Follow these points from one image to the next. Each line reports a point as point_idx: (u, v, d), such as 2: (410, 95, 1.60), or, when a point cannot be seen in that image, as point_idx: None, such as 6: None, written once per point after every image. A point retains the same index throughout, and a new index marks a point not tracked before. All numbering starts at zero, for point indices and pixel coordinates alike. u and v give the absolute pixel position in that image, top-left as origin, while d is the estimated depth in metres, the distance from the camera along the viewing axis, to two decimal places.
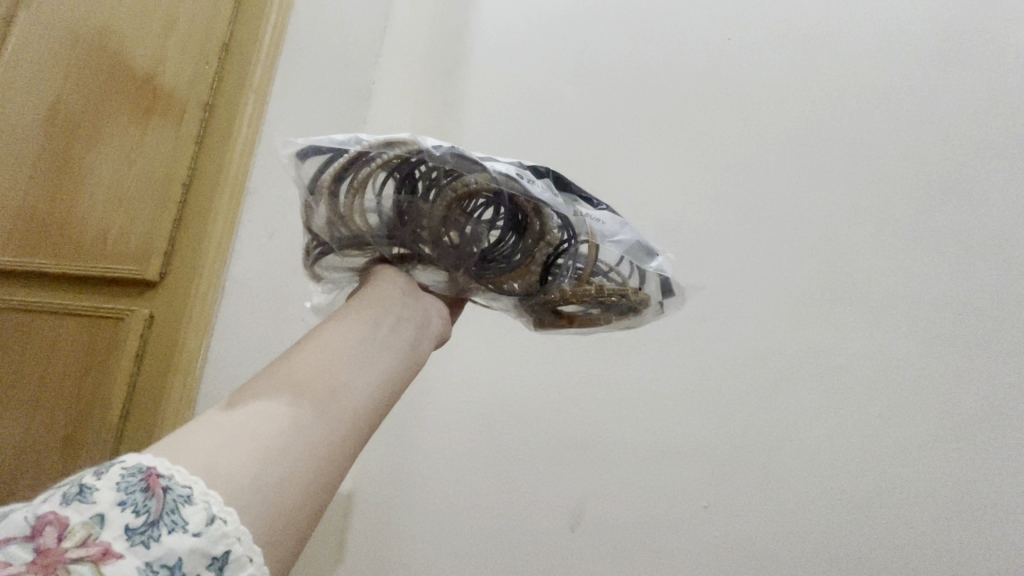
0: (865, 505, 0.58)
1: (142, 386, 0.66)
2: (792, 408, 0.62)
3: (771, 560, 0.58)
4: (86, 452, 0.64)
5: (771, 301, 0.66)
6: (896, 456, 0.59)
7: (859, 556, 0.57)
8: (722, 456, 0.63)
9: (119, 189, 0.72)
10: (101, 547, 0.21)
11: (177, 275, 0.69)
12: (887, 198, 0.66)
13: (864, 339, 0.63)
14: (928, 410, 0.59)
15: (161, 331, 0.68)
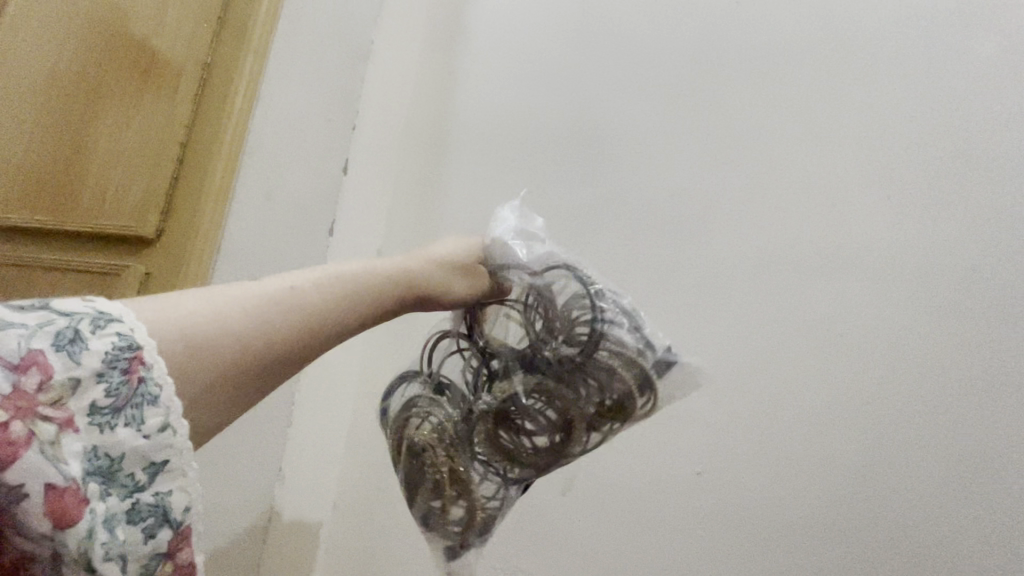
0: (863, 470, 0.53)
1: None
2: (813, 369, 0.57)
3: (767, 528, 0.56)
4: None
5: (791, 254, 0.61)
6: (898, 420, 0.53)
7: (851, 531, 0.52)
8: (717, 422, 0.60)
9: (117, 147, 0.72)
10: (67, 416, 0.26)
11: (173, 233, 0.69)
12: (937, 130, 0.58)
13: (875, 290, 0.57)
14: (941, 367, 0.52)
15: (156, 287, 0.68)
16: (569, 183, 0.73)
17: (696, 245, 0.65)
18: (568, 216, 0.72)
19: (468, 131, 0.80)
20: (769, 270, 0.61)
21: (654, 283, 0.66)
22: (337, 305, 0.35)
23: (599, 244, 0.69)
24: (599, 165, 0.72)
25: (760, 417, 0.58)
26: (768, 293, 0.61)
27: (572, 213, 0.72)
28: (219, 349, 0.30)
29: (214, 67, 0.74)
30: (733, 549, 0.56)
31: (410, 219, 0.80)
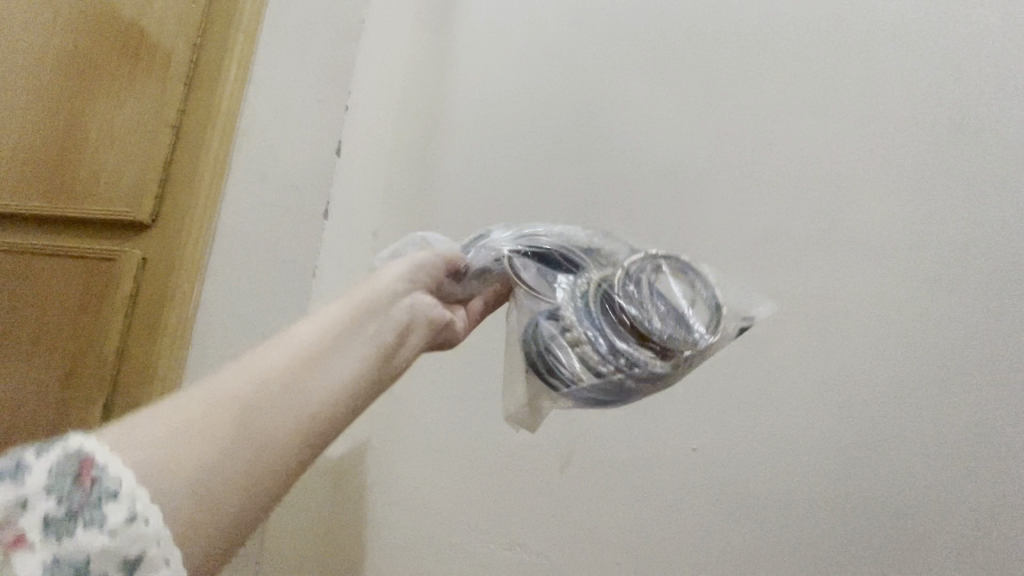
0: (896, 447, 0.47)
1: (137, 329, 0.67)
2: (838, 347, 0.51)
3: (786, 515, 0.50)
4: (83, 389, 0.67)
5: (813, 224, 0.55)
6: (929, 387, 0.47)
7: (885, 513, 0.47)
8: (726, 397, 0.54)
9: (110, 131, 0.72)
10: (13, 535, 0.22)
11: (169, 219, 0.69)
12: (969, 98, 0.53)
13: (894, 249, 0.52)
14: (976, 331, 0.47)
15: (153, 274, 0.69)
16: (569, 163, 0.70)
17: (698, 219, 0.61)
18: (569, 196, 0.69)
19: (464, 112, 0.79)
20: (780, 235, 0.57)
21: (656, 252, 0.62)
22: (303, 357, 0.33)
23: (600, 221, 0.66)
24: (597, 138, 0.70)
25: (769, 389, 0.53)
26: (782, 260, 0.56)
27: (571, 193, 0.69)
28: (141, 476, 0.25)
29: (203, 51, 0.73)
30: (748, 538, 0.50)
31: (408, 204, 0.78)
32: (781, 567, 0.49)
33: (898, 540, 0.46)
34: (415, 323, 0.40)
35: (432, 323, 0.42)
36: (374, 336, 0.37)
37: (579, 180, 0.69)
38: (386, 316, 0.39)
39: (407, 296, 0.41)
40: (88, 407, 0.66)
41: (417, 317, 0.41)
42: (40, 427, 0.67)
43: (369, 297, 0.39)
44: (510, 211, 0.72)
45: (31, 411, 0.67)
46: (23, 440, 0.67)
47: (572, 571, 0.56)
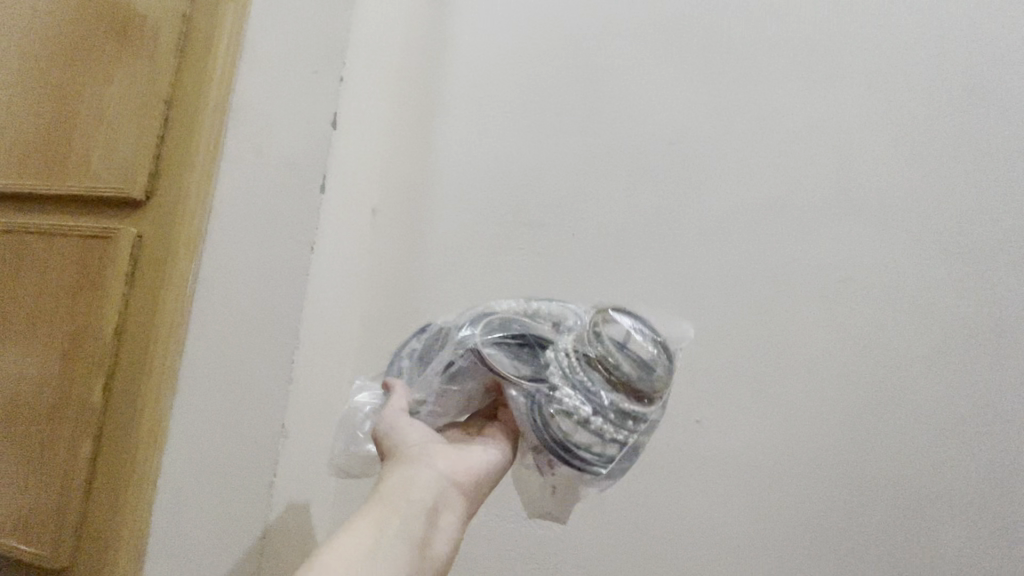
0: (822, 420, 0.63)
1: (133, 309, 0.66)
2: (777, 325, 0.65)
3: (743, 473, 0.64)
4: (83, 369, 0.66)
5: (768, 219, 0.67)
6: (846, 375, 0.63)
7: (810, 469, 0.62)
8: (704, 378, 0.67)
9: (102, 106, 0.70)
10: None
11: (164, 196, 0.68)
12: (907, 130, 0.65)
13: (834, 261, 0.65)
14: (882, 333, 0.62)
15: (150, 254, 0.68)
16: (566, 141, 0.75)
17: (688, 219, 0.70)
18: (564, 171, 0.75)
19: (462, 96, 0.82)
20: (752, 240, 0.67)
21: (652, 247, 0.70)
22: (388, 527, 0.47)
23: (601, 212, 0.73)
24: (596, 127, 0.75)
25: (737, 372, 0.66)
26: (755, 263, 0.67)
27: (566, 168, 0.75)
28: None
29: (192, 20, 0.70)
30: (715, 492, 0.65)
31: (404, 174, 0.83)
32: (737, 511, 0.64)
33: (817, 489, 0.62)
34: (447, 499, 0.51)
35: (460, 492, 0.53)
36: (406, 525, 0.47)
37: (580, 157, 0.75)
38: (415, 506, 0.49)
39: (427, 475, 0.51)
40: (88, 388, 0.65)
41: (446, 496, 0.51)
42: (44, 406, 0.67)
43: (398, 490, 0.50)
44: (507, 188, 0.77)
45: (37, 391, 0.67)
46: (29, 419, 0.67)
47: (578, 517, 0.69)
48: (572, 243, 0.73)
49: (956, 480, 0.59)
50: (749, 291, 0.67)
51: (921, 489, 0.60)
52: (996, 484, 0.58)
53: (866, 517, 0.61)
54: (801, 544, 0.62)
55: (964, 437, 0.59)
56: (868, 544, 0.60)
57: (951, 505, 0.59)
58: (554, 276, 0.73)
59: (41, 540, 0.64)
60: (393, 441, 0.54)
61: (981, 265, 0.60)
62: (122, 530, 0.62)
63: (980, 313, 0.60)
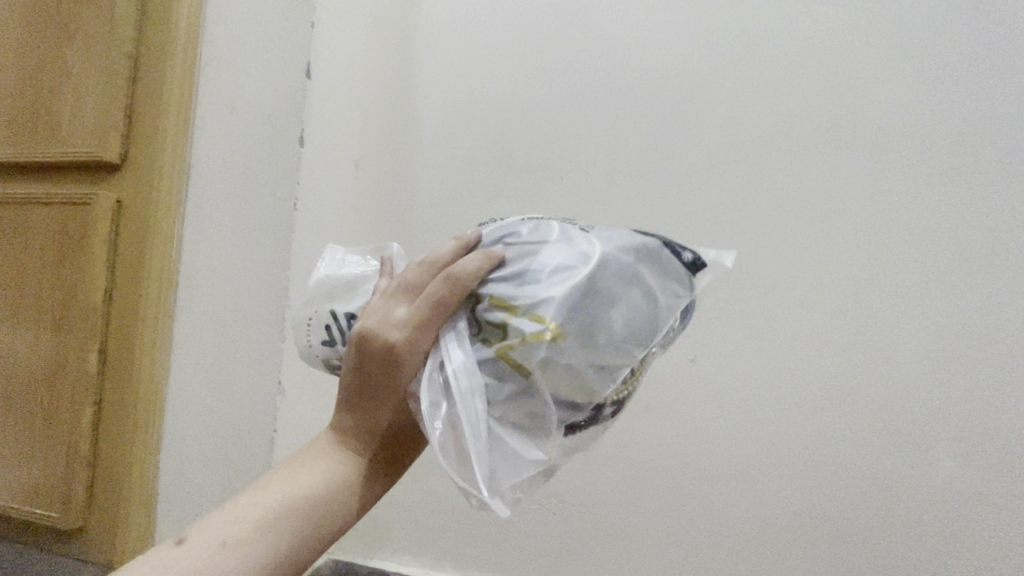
0: (814, 355, 0.62)
1: (122, 277, 0.67)
2: (769, 262, 0.64)
3: (737, 409, 0.64)
4: (73, 337, 0.67)
5: (758, 153, 0.65)
6: (840, 310, 0.62)
7: (804, 404, 0.62)
8: (697, 319, 0.66)
9: (62, 63, 0.67)
10: None
11: (141, 161, 0.68)
12: (901, 56, 0.62)
13: (827, 195, 0.63)
14: (876, 265, 0.61)
15: (131, 219, 0.68)
16: (550, 78, 0.73)
17: (676, 157, 0.68)
18: (550, 111, 0.72)
19: (438, 29, 0.78)
20: (741, 177, 0.66)
21: (641, 188, 0.69)
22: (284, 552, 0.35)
23: (589, 153, 0.71)
24: (581, 63, 0.72)
25: (728, 310, 0.65)
26: (745, 200, 0.65)
27: (551, 108, 0.72)
28: (305, 546, 0.36)
29: None
30: (709, 428, 0.64)
31: (384, 123, 0.78)
32: (732, 446, 0.63)
33: (812, 425, 0.61)
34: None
35: None
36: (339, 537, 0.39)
37: (567, 98, 0.72)
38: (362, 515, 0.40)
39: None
40: (79, 354, 0.66)
41: None
42: (37, 374, 0.68)
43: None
44: (489, 128, 0.74)
45: (30, 358, 0.68)
46: (25, 385, 0.68)
47: (574, 459, 0.69)
48: (559, 185, 0.71)
49: (951, 409, 0.58)
50: (740, 230, 0.65)
51: (923, 418, 0.58)
52: (999, 417, 0.56)
53: (862, 452, 0.60)
54: (797, 477, 0.61)
55: (965, 372, 0.57)
56: (867, 470, 0.59)
57: (948, 432, 0.58)
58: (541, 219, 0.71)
59: (51, 503, 0.66)
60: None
61: (980, 195, 0.58)
62: (133, 490, 0.65)
63: (978, 241, 0.58)
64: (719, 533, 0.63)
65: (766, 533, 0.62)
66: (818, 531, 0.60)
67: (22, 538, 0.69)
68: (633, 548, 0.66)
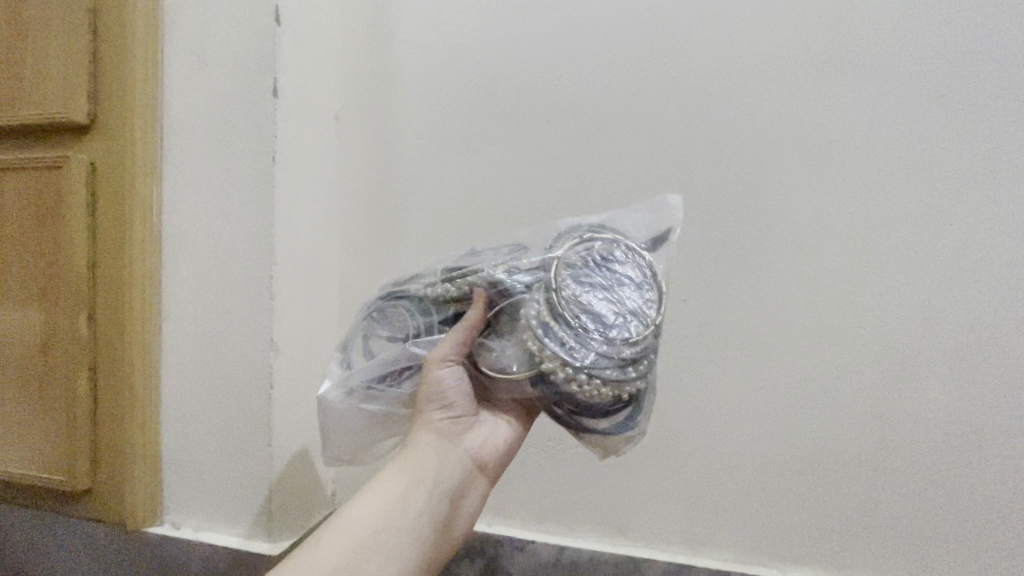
0: (804, 289, 0.64)
1: (101, 241, 0.67)
2: (760, 203, 0.64)
3: (731, 342, 0.66)
4: (61, 303, 0.67)
5: (747, 92, 0.64)
6: (831, 244, 0.63)
7: (794, 335, 0.64)
8: (691, 258, 0.67)
9: (21, 29, 0.66)
10: None
11: (111, 121, 0.66)
12: None
13: (818, 130, 0.63)
14: (866, 196, 0.62)
15: (106, 181, 0.67)
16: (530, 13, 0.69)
17: (664, 94, 0.66)
18: (533, 52, 0.69)
19: None
20: (731, 113, 0.64)
21: (629, 128, 0.67)
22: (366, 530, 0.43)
23: (574, 93, 0.68)
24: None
25: (719, 250, 0.66)
26: (734, 138, 0.65)
27: (533, 45, 0.69)
28: (373, 515, 0.44)
29: None
30: (703, 363, 0.67)
31: (359, 64, 0.75)
32: (725, 377, 0.67)
33: (800, 353, 0.64)
34: (467, 483, 0.48)
35: (483, 473, 0.50)
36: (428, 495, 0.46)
37: (549, 33, 0.69)
38: (432, 479, 0.46)
39: (457, 457, 0.48)
40: (69, 319, 0.67)
41: (456, 476, 0.48)
42: (29, 342, 0.68)
43: (415, 466, 0.46)
44: (470, 68, 0.71)
45: (20, 327, 0.68)
46: (18, 354, 0.69)
47: None
48: (545, 129, 0.69)
49: (934, 328, 0.61)
50: (731, 169, 0.65)
51: (908, 340, 0.62)
52: (981, 335, 0.60)
53: (851, 388, 0.63)
54: (786, 402, 0.65)
55: (950, 292, 0.61)
56: (854, 393, 0.63)
57: (933, 349, 0.61)
58: (534, 163, 0.70)
59: (58, 466, 0.68)
60: (424, 391, 0.48)
61: (971, 139, 0.60)
62: (135, 452, 0.66)
63: (969, 165, 0.60)
64: (717, 467, 0.67)
65: (758, 454, 0.66)
66: (810, 461, 0.65)
67: (31, 504, 0.71)
68: (632, 477, 0.69)
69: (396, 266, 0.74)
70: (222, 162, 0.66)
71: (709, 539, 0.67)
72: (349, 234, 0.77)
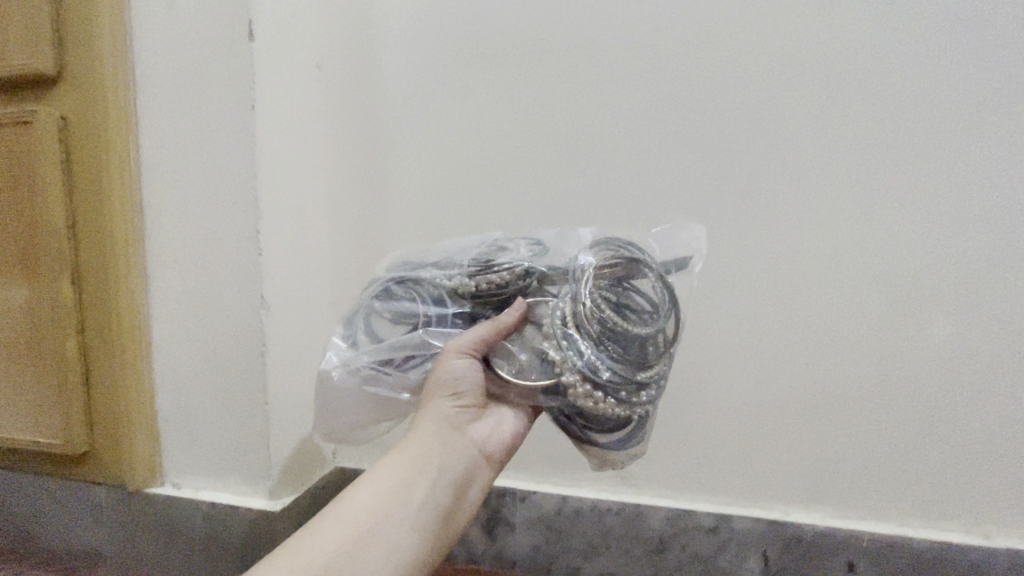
0: (806, 231, 0.63)
1: (78, 199, 0.64)
2: (760, 144, 0.63)
3: (731, 288, 0.65)
4: (42, 265, 0.65)
5: (743, 28, 0.63)
6: (834, 185, 0.62)
7: (796, 279, 0.63)
8: (690, 202, 0.65)
9: None
10: None
11: (79, 73, 0.63)
12: None
13: (817, 67, 0.61)
14: (868, 134, 0.61)
15: (78, 137, 0.64)
16: None
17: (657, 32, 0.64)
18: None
19: None
20: (727, 50, 0.63)
21: (622, 68, 0.65)
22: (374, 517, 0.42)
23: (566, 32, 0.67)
24: None
25: (719, 193, 0.64)
26: (730, 77, 0.63)
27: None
28: (384, 500, 0.43)
29: None
30: (703, 310, 0.66)
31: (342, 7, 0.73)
32: (725, 324, 0.66)
33: (801, 297, 0.64)
34: (473, 474, 0.47)
35: (489, 464, 0.49)
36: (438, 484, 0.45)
37: None
38: (442, 469, 0.45)
39: (465, 447, 0.47)
40: (51, 281, 0.65)
41: (464, 466, 0.46)
42: (14, 307, 0.67)
43: (424, 454, 0.45)
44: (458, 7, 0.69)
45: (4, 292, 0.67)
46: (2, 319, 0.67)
47: None
48: (536, 69, 0.68)
49: (940, 265, 0.60)
50: (728, 109, 0.63)
51: (915, 278, 0.61)
52: (988, 271, 0.59)
53: (853, 330, 0.63)
54: (788, 347, 0.64)
55: (956, 228, 0.59)
56: (855, 335, 0.63)
57: (939, 288, 0.60)
58: (528, 106, 0.68)
59: (53, 429, 0.67)
60: (433, 378, 0.47)
61: (977, 68, 0.58)
62: (133, 412, 0.66)
63: (973, 95, 0.58)
64: (718, 411, 0.67)
65: (760, 398, 0.66)
66: (810, 403, 0.64)
67: (31, 468, 0.71)
68: None
69: (390, 215, 0.73)
70: (199, 111, 0.63)
71: (710, 483, 0.68)
72: (338, 186, 0.74)
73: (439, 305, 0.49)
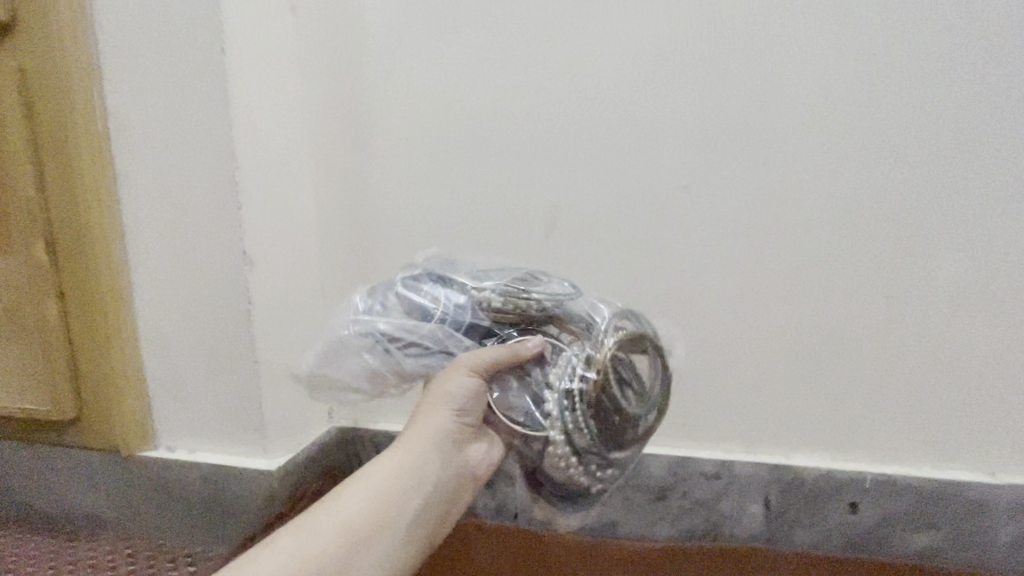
0: (808, 173, 0.60)
1: (43, 158, 0.61)
2: (760, 81, 0.59)
3: (731, 235, 0.63)
4: (15, 228, 0.63)
5: None
6: (837, 124, 0.59)
7: (799, 224, 0.61)
8: (687, 144, 0.62)
9: None
10: None
11: (34, 23, 0.59)
12: None
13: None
14: (874, 69, 0.57)
15: (40, 93, 0.60)
16: None
17: None
18: None
19: None
20: None
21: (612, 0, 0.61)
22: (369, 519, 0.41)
23: None
24: None
25: (717, 134, 0.61)
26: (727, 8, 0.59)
27: None
28: (379, 502, 0.42)
29: None
30: (704, 258, 0.64)
31: None
32: (725, 272, 0.63)
33: (805, 243, 0.61)
34: (461, 487, 0.47)
35: (473, 479, 0.48)
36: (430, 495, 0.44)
37: None
38: (437, 479, 0.45)
39: (459, 459, 0.46)
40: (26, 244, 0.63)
41: (455, 479, 0.46)
42: None
43: (422, 461, 0.44)
44: None
45: None
46: None
47: None
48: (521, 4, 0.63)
49: (947, 204, 0.58)
50: (726, 44, 0.60)
51: (921, 218, 0.59)
52: (996, 208, 0.57)
53: (858, 273, 0.61)
54: (790, 294, 0.62)
55: (965, 164, 0.57)
56: (860, 281, 0.61)
57: (945, 227, 0.58)
58: (513, 45, 0.64)
59: (40, 395, 0.66)
60: (439, 390, 0.45)
61: None
62: (118, 376, 0.64)
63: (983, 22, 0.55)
64: (718, 361, 0.65)
65: (760, 347, 0.64)
66: (814, 350, 0.63)
67: (22, 437, 0.70)
68: None
69: (374, 165, 0.70)
70: (163, 61, 0.59)
71: (711, 432, 0.67)
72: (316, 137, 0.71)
73: (461, 307, 0.46)
